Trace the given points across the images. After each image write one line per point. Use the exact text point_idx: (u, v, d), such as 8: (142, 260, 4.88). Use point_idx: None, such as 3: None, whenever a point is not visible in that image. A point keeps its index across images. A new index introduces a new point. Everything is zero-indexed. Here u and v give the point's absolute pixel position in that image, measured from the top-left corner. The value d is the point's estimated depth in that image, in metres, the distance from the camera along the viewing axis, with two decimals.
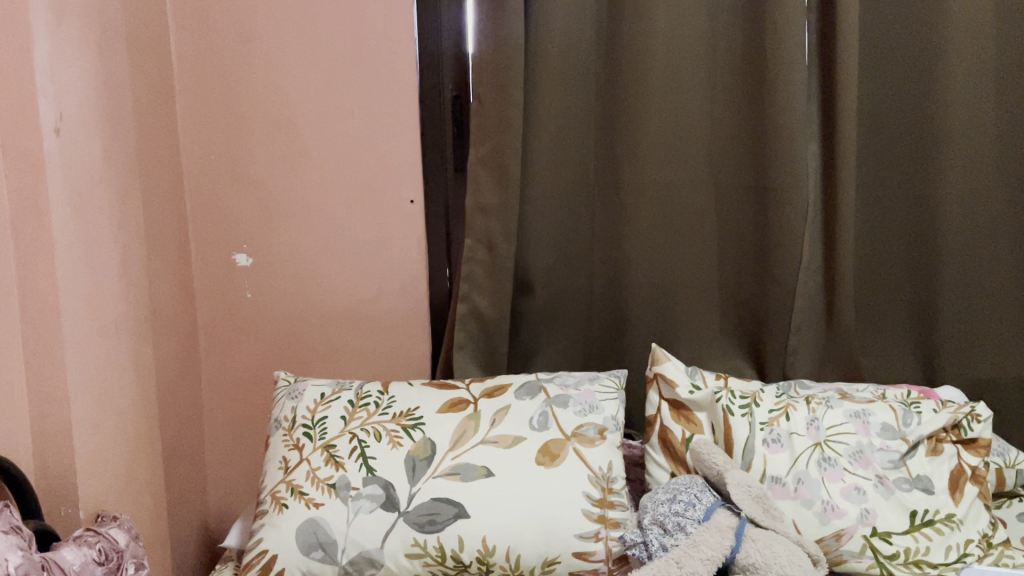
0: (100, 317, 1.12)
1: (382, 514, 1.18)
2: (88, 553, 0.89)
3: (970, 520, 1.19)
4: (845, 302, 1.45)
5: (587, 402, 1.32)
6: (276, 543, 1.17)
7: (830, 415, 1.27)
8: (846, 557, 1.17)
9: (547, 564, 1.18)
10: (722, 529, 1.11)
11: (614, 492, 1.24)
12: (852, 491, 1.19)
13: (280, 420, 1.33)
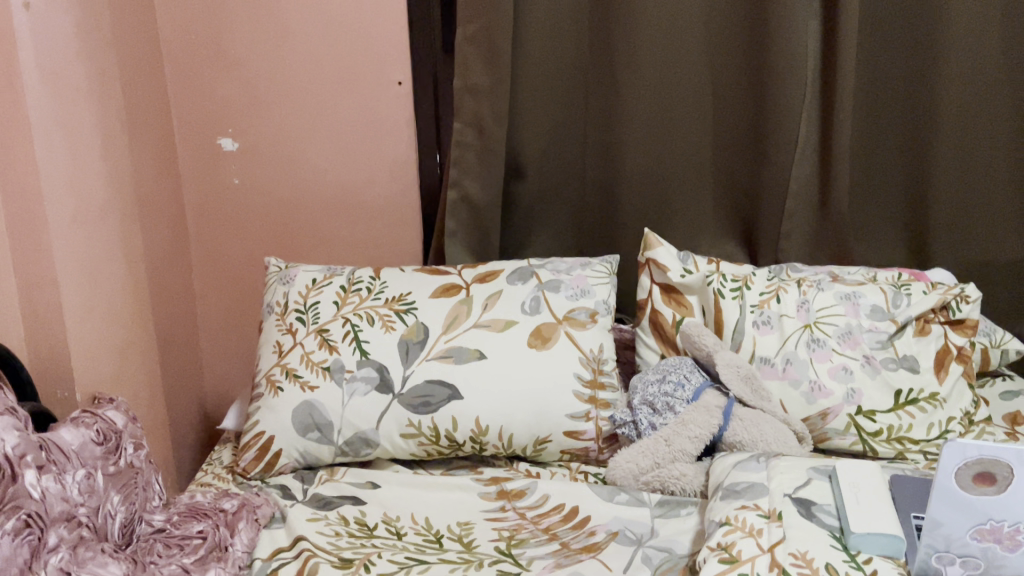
0: (84, 202, 1.10)
1: (376, 397, 1.20)
2: (85, 433, 0.90)
3: (953, 398, 1.22)
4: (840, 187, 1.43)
5: (579, 286, 1.31)
6: (273, 425, 1.20)
7: (821, 297, 1.27)
8: (831, 435, 1.21)
9: (539, 443, 1.22)
10: (710, 408, 1.16)
11: (605, 374, 1.26)
12: (839, 371, 1.21)
13: (272, 305, 1.32)
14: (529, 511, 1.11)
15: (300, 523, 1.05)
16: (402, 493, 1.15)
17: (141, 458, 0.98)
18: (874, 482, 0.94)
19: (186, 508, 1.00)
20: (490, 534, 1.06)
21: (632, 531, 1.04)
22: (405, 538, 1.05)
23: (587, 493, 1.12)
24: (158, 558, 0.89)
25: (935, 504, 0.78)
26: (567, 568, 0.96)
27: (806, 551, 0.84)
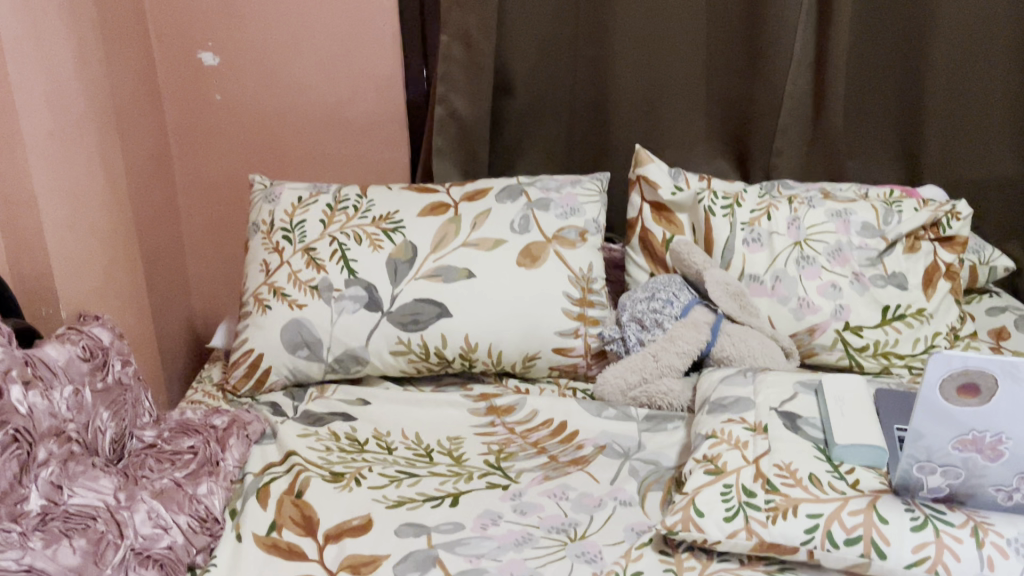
0: (60, 117, 1.07)
1: (365, 315, 1.19)
2: (72, 350, 0.89)
3: (940, 314, 1.22)
4: (836, 85, 1.40)
5: (569, 205, 1.29)
6: (262, 343, 1.20)
7: (811, 214, 1.26)
8: (818, 351, 1.22)
9: (528, 359, 1.22)
10: (698, 324, 1.16)
11: (594, 292, 1.26)
12: (828, 288, 1.21)
13: (258, 223, 1.30)
14: (518, 425, 1.13)
15: (292, 439, 1.06)
16: (392, 409, 1.15)
17: (129, 375, 0.98)
18: (860, 396, 0.94)
19: (176, 425, 1.01)
20: (479, 448, 1.07)
21: (618, 445, 1.06)
22: (396, 452, 1.06)
23: (575, 408, 1.14)
24: (150, 473, 0.90)
25: (917, 416, 0.77)
26: (556, 480, 0.98)
27: (790, 462, 0.86)
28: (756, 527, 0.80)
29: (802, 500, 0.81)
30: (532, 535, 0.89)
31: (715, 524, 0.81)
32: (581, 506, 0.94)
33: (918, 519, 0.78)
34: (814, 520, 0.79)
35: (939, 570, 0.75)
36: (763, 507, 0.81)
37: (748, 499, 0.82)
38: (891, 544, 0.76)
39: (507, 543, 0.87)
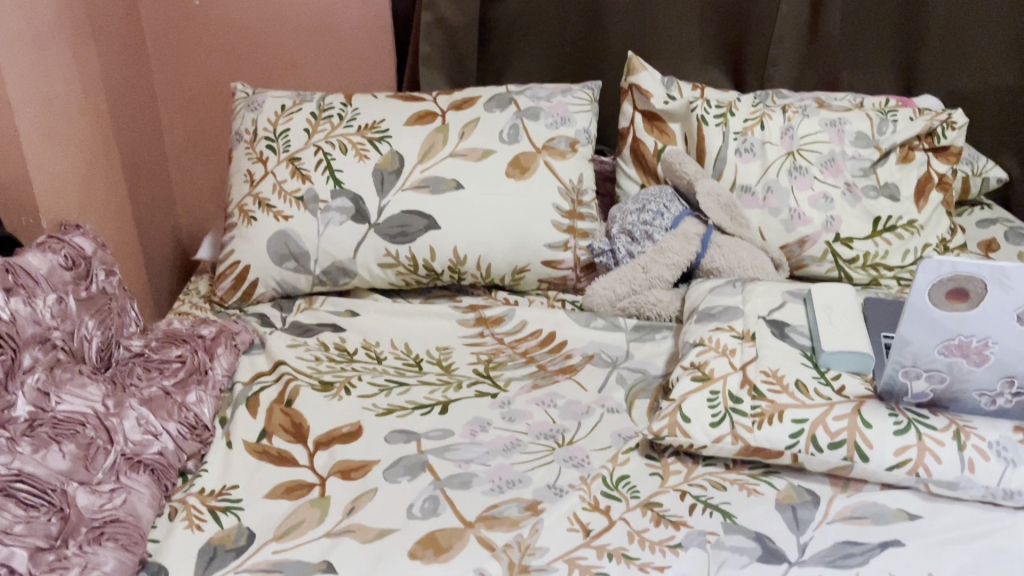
0: (32, 19, 1.02)
1: (352, 226, 1.18)
2: (54, 259, 0.88)
3: (931, 226, 1.22)
4: None
5: (559, 114, 1.26)
6: (248, 255, 1.19)
7: (805, 124, 1.23)
8: (807, 263, 1.22)
9: (517, 272, 1.22)
10: (688, 235, 1.15)
11: (584, 204, 1.25)
12: (820, 199, 1.19)
13: (241, 132, 1.27)
14: (507, 336, 1.13)
15: (280, 349, 1.06)
16: (381, 320, 1.15)
17: (114, 285, 0.97)
18: (849, 304, 0.94)
19: (163, 335, 1.00)
20: (468, 358, 1.07)
21: (607, 355, 1.06)
22: (385, 362, 1.06)
23: (565, 319, 1.14)
24: (139, 382, 0.90)
25: (905, 323, 0.77)
26: (544, 389, 0.99)
27: (777, 369, 0.86)
28: (742, 432, 0.81)
29: (788, 406, 0.82)
30: (520, 441, 0.89)
31: (701, 430, 0.82)
32: (569, 413, 0.94)
33: (901, 423, 0.78)
34: (800, 425, 0.80)
35: (920, 472, 0.76)
36: (750, 413, 0.82)
37: (735, 406, 0.83)
38: (874, 448, 0.77)
39: (496, 449, 0.88)
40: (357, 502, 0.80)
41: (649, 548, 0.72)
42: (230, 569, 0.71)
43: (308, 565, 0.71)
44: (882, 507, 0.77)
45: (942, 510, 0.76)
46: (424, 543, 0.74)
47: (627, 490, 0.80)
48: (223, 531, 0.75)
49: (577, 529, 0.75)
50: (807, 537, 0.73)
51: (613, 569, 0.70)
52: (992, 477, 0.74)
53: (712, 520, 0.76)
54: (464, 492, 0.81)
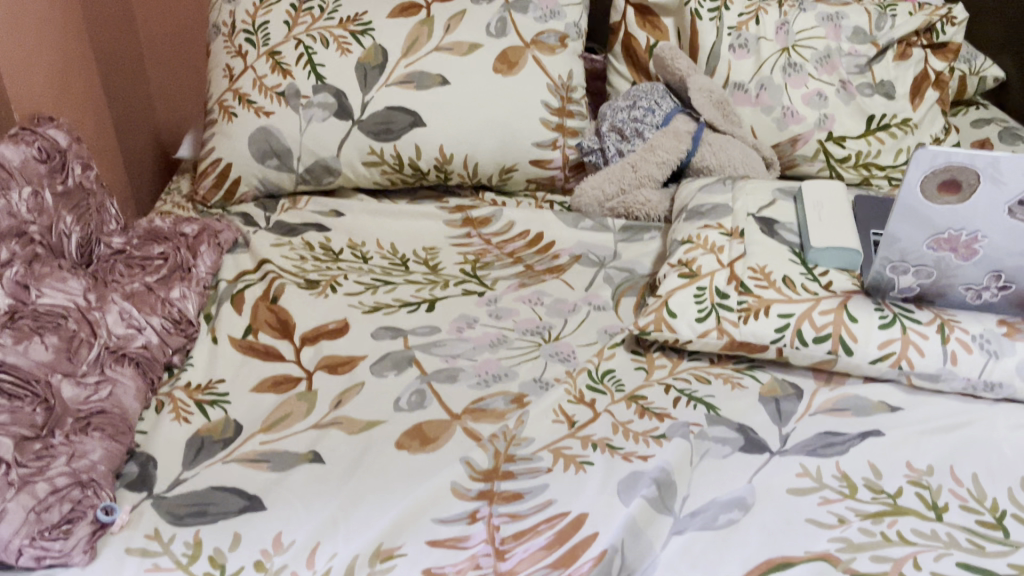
0: None
1: (335, 123, 1.15)
2: (27, 151, 0.86)
3: (925, 125, 1.20)
4: None
5: (548, 6, 1.21)
6: (230, 153, 1.17)
7: (802, 19, 1.20)
8: (799, 162, 1.20)
9: (505, 172, 1.20)
10: (679, 133, 1.13)
11: (574, 102, 1.22)
12: (814, 97, 1.17)
13: (219, 25, 1.22)
14: (494, 237, 1.12)
15: (265, 248, 1.05)
16: (365, 220, 1.14)
17: (91, 180, 0.95)
18: (839, 201, 0.93)
19: (145, 233, 0.99)
20: (455, 258, 1.06)
21: (594, 255, 1.05)
22: (371, 262, 1.05)
23: (552, 220, 1.13)
24: (121, 278, 0.89)
25: (894, 220, 0.76)
26: (531, 288, 0.99)
27: (765, 266, 0.86)
28: (728, 327, 0.81)
29: (774, 301, 0.82)
30: (507, 337, 0.89)
31: (687, 325, 0.82)
32: (556, 311, 0.94)
33: (887, 317, 0.79)
34: (785, 320, 0.80)
35: (903, 365, 0.77)
36: (736, 308, 0.82)
37: (721, 301, 0.83)
38: (859, 342, 0.78)
39: (482, 345, 0.88)
40: (343, 395, 0.80)
41: (632, 439, 0.73)
42: (218, 459, 0.71)
43: (296, 456, 0.72)
44: (863, 400, 0.77)
45: (923, 401, 0.77)
46: (410, 434, 0.75)
47: (612, 384, 0.81)
48: (210, 423, 0.76)
49: (563, 421, 0.76)
50: (789, 428, 0.74)
51: (598, 458, 0.71)
52: (974, 370, 0.75)
53: (695, 412, 0.76)
54: (451, 387, 0.81)
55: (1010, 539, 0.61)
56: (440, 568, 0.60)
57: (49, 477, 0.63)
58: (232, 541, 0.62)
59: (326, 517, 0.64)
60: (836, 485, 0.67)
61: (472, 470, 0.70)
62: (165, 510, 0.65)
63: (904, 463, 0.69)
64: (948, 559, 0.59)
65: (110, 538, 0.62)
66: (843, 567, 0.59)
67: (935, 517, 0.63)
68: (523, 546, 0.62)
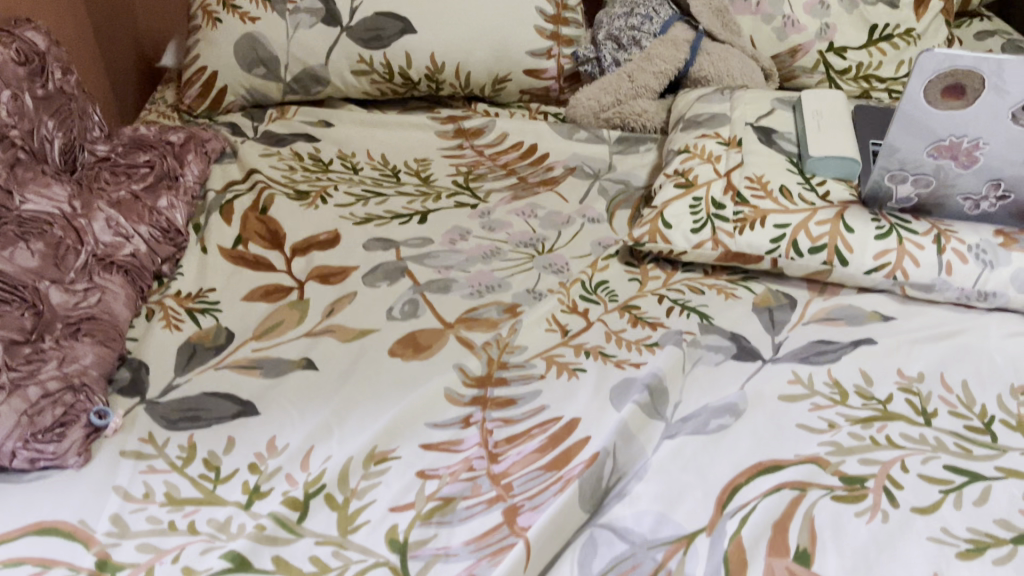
0: None
1: (323, 31, 1.12)
2: (4, 53, 0.83)
3: (929, 35, 1.17)
4: None
5: None
6: (215, 61, 1.13)
7: None
8: (798, 74, 1.18)
9: (498, 82, 1.17)
10: (677, 42, 1.11)
11: (569, 10, 1.18)
12: (815, 6, 1.14)
13: None
14: (487, 149, 1.10)
15: (253, 159, 1.03)
16: (355, 131, 1.11)
17: (71, 85, 0.92)
18: (838, 111, 0.91)
19: (129, 141, 0.97)
20: (447, 170, 1.05)
21: (588, 167, 1.04)
22: (362, 173, 1.04)
23: (546, 131, 1.10)
24: (107, 186, 0.87)
25: (893, 129, 0.75)
26: (525, 200, 0.98)
27: (762, 176, 0.85)
28: (723, 238, 0.80)
29: (771, 211, 0.81)
30: (501, 249, 0.89)
31: (682, 236, 0.81)
32: (550, 223, 0.93)
33: (883, 228, 0.78)
34: (782, 230, 0.79)
35: (898, 276, 0.76)
36: (732, 219, 0.81)
37: (717, 212, 0.82)
38: (854, 252, 0.77)
39: (475, 257, 0.87)
40: (336, 304, 0.79)
41: (625, 347, 0.73)
42: (210, 365, 0.71)
43: (288, 363, 0.71)
44: (857, 310, 0.77)
45: (917, 311, 0.77)
46: (403, 342, 0.74)
47: (606, 294, 0.81)
48: (201, 331, 0.75)
49: (556, 330, 0.76)
50: (782, 337, 0.74)
51: (591, 365, 0.71)
52: (968, 280, 0.75)
53: (688, 321, 0.76)
54: (444, 297, 0.81)
55: (998, 444, 0.62)
56: (434, 470, 0.60)
57: (41, 380, 0.63)
58: (226, 445, 0.62)
59: (319, 422, 0.65)
60: (827, 392, 0.67)
61: (465, 376, 0.70)
62: (158, 414, 0.65)
63: (896, 371, 0.69)
64: (936, 462, 0.60)
65: (104, 441, 0.62)
66: (832, 469, 0.59)
67: (924, 422, 0.64)
68: (517, 449, 0.62)
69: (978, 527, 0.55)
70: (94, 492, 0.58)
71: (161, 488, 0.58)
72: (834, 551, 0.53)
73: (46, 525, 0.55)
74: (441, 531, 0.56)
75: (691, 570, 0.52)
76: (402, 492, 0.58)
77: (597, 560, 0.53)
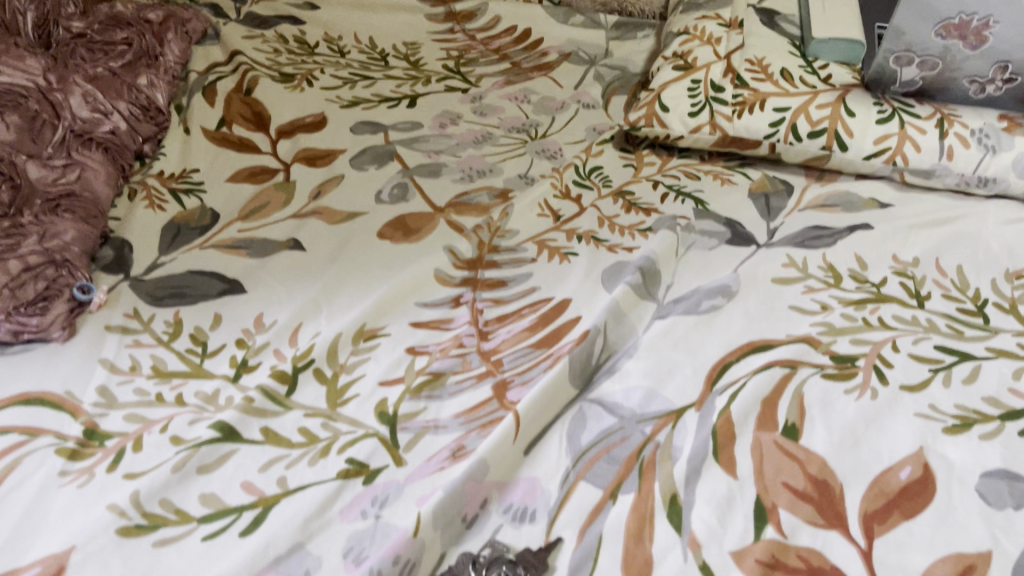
0: None
1: None
2: None
3: None
4: None
5: None
6: None
7: None
8: None
9: None
10: None
11: None
12: None
13: None
14: (479, 33, 1.06)
15: (236, 41, 0.99)
16: (342, 13, 1.07)
17: None
18: None
19: (106, 17, 0.91)
20: (438, 54, 1.01)
21: (584, 53, 1.00)
22: (348, 57, 1.00)
23: (540, 15, 1.07)
24: (84, 62, 0.84)
25: (900, 12, 0.71)
26: (518, 85, 0.95)
27: (763, 58, 0.82)
28: (721, 122, 0.78)
29: (771, 95, 0.78)
30: (492, 134, 0.86)
31: (679, 120, 0.80)
32: (543, 108, 0.91)
33: (885, 112, 0.76)
34: (781, 114, 0.77)
35: (897, 162, 0.75)
36: (731, 101, 0.79)
37: (716, 95, 0.79)
38: (854, 137, 0.75)
39: (466, 141, 0.85)
40: (323, 187, 0.78)
41: (618, 232, 0.72)
42: (195, 245, 0.70)
43: (274, 244, 0.70)
44: (854, 198, 0.76)
45: (915, 199, 0.76)
46: (393, 225, 0.73)
47: (599, 180, 0.79)
48: (185, 211, 0.74)
49: (548, 215, 0.74)
50: (777, 223, 0.73)
51: (583, 249, 0.70)
52: (969, 165, 0.74)
53: (683, 206, 0.75)
54: (434, 180, 0.79)
55: (990, 326, 0.61)
56: (424, 346, 0.60)
57: (21, 254, 0.61)
58: (212, 321, 0.62)
59: (307, 300, 0.64)
60: (821, 275, 0.66)
61: (456, 258, 0.69)
62: (143, 292, 0.64)
63: (891, 256, 0.68)
64: (927, 343, 0.60)
65: (88, 317, 0.61)
66: (823, 349, 0.59)
67: (917, 305, 0.63)
68: (507, 328, 0.62)
69: (966, 404, 0.55)
70: (80, 365, 0.57)
71: (148, 362, 0.58)
72: (823, 426, 0.53)
73: (32, 396, 0.54)
74: (431, 404, 0.55)
75: (680, 442, 0.52)
76: (392, 368, 0.58)
77: (586, 433, 0.53)
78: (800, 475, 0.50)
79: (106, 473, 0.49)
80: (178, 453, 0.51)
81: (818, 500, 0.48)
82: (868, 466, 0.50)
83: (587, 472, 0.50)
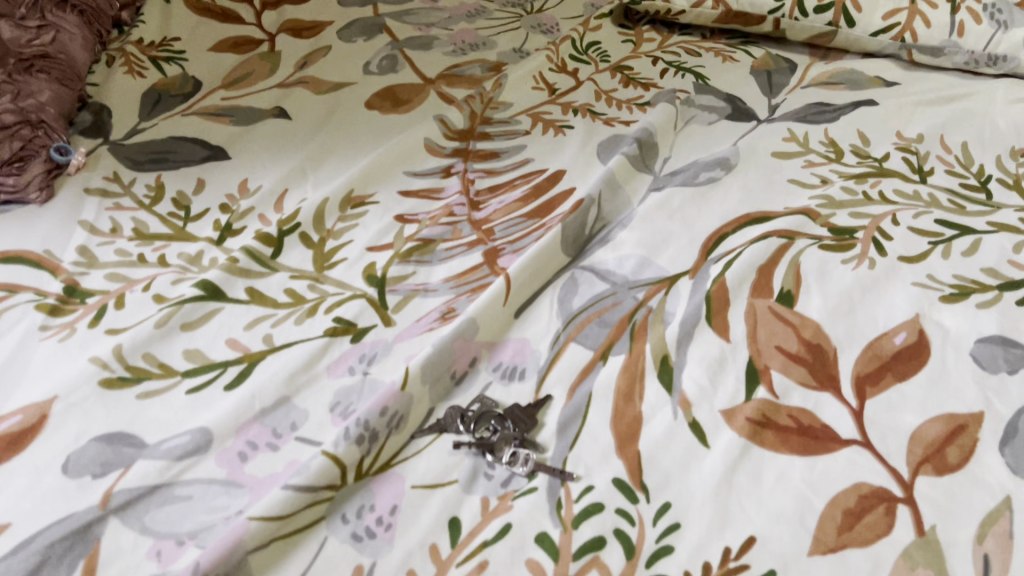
0: None
1: None
2: None
3: None
4: None
5: None
6: None
7: None
8: None
9: None
10: None
11: None
12: None
13: None
14: None
15: None
16: None
17: None
18: None
19: None
20: None
21: None
22: None
23: None
24: None
25: None
26: None
27: None
28: None
29: None
30: (486, 9, 0.83)
31: None
32: None
33: None
34: None
35: (906, 39, 0.73)
36: None
37: None
38: (862, 12, 0.74)
39: (459, 15, 0.82)
40: (310, 57, 0.75)
41: (615, 106, 0.70)
42: (177, 112, 0.67)
43: (259, 112, 0.68)
44: (859, 76, 0.74)
45: (922, 77, 0.73)
46: (381, 95, 0.71)
47: (597, 55, 0.76)
48: (166, 78, 0.71)
49: (543, 88, 0.72)
50: (779, 100, 0.71)
51: (579, 123, 0.68)
52: (979, 42, 0.71)
53: (684, 81, 0.73)
54: (425, 53, 0.76)
55: (992, 202, 0.60)
56: (414, 214, 0.58)
57: None
58: (196, 186, 0.60)
59: (293, 167, 0.62)
60: (823, 150, 0.65)
61: (447, 129, 0.66)
62: (124, 156, 0.62)
63: (894, 133, 0.66)
64: (927, 217, 0.58)
65: (67, 180, 0.59)
66: (822, 220, 0.57)
67: (919, 181, 0.62)
68: (498, 198, 0.60)
69: (964, 274, 0.54)
70: (59, 225, 0.55)
71: (129, 224, 0.56)
72: (819, 293, 0.52)
73: (11, 254, 0.53)
74: (420, 269, 0.54)
75: (673, 307, 0.51)
76: (380, 234, 0.56)
77: (577, 297, 0.52)
78: (794, 339, 0.49)
79: (88, 329, 0.48)
80: (161, 310, 0.49)
81: (812, 364, 0.48)
82: (864, 331, 0.50)
83: (578, 334, 0.50)
